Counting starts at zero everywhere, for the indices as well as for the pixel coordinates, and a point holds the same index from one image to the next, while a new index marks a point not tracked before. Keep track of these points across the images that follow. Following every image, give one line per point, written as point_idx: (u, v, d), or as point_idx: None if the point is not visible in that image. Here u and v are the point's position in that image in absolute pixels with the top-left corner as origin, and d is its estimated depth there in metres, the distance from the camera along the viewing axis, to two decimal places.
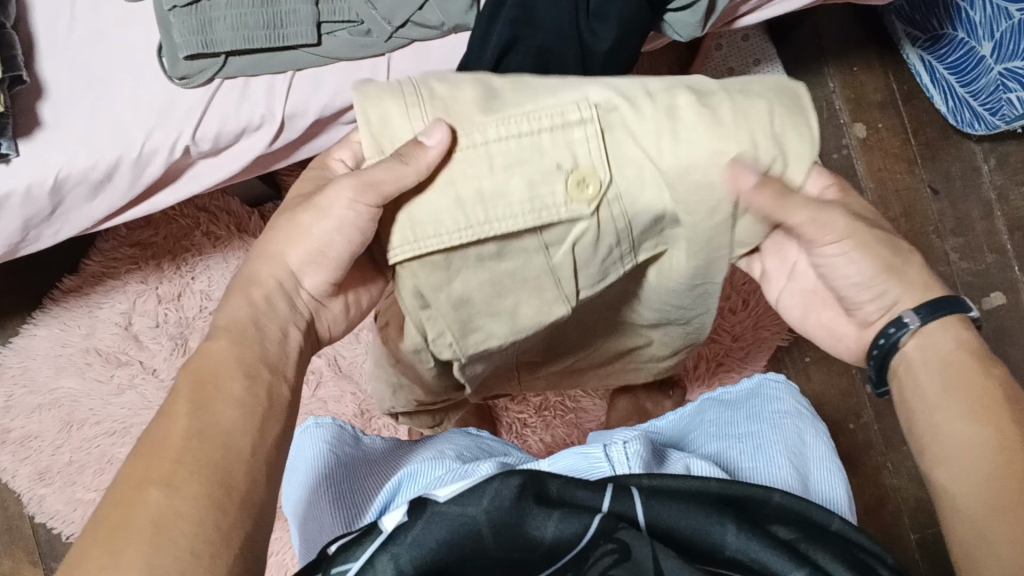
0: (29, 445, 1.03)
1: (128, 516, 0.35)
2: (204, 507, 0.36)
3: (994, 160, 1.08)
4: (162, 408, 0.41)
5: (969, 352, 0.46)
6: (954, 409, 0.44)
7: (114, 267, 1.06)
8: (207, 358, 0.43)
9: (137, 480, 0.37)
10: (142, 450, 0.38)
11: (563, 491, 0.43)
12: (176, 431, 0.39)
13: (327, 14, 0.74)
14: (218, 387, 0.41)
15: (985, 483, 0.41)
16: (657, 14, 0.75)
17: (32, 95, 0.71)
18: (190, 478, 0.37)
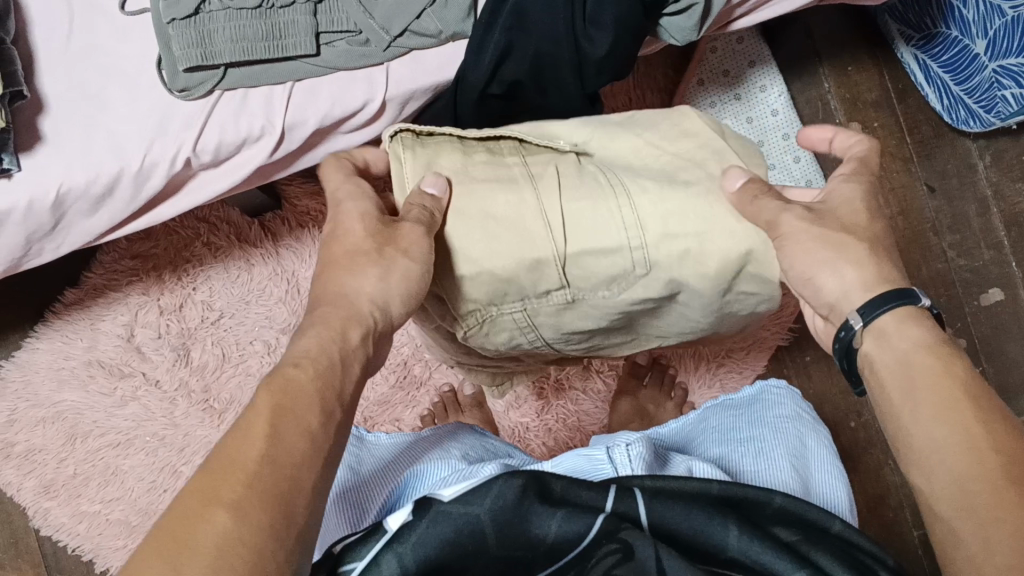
0: (34, 458, 1.03)
1: (192, 530, 0.35)
2: (263, 535, 0.36)
3: (989, 157, 1.08)
4: (237, 425, 0.41)
5: (928, 349, 0.48)
6: (921, 410, 0.46)
7: (116, 279, 1.05)
8: (283, 381, 0.44)
9: (202, 497, 0.37)
10: (211, 466, 0.38)
11: (566, 492, 0.44)
12: (249, 454, 0.39)
13: (325, 25, 0.75)
14: (292, 417, 0.42)
15: (954, 483, 0.43)
16: (652, 19, 0.76)
17: (33, 111, 0.71)
18: (257, 504, 0.37)
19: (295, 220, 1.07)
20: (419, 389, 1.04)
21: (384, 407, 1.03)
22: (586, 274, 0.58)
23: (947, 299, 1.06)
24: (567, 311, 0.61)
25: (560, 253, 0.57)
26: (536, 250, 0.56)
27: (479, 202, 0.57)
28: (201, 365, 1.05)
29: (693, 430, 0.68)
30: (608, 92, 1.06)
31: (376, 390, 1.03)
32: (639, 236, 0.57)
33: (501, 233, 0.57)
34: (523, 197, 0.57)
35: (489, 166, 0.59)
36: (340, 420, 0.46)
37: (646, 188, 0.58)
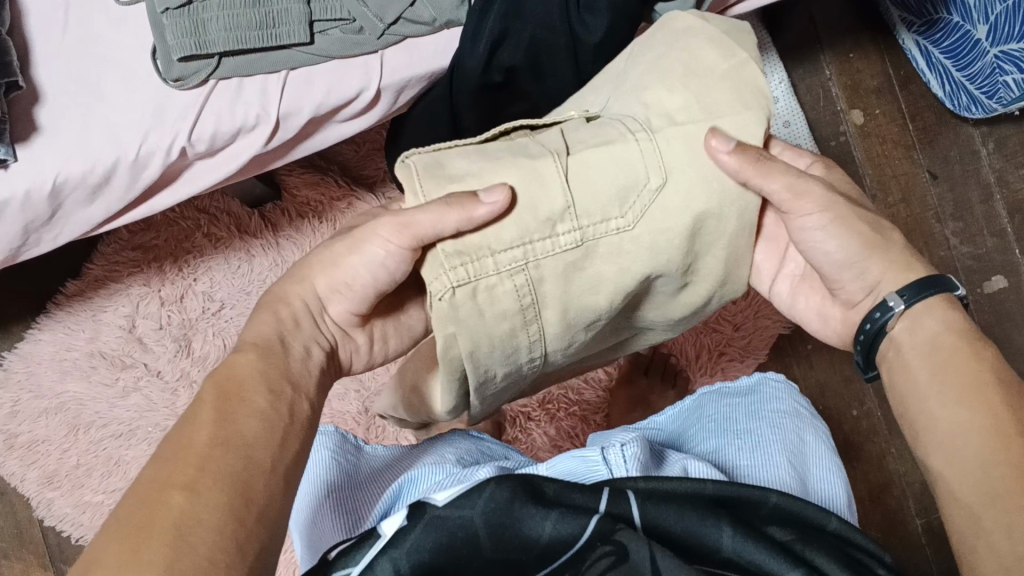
0: (37, 449, 1.04)
1: (150, 515, 0.36)
2: (224, 515, 0.37)
3: (992, 144, 1.08)
4: (184, 417, 0.42)
5: (953, 330, 0.49)
6: (944, 393, 0.47)
7: (117, 270, 1.06)
8: (233, 371, 0.45)
9: (160, 484, 0.37)
10: (167, 456, 0.39)
11: (559, 495, 0.44)
12: (202, 439, 0.40)
13: (319, 13, 0.75)
14: (241, 400, 0.43)
15: (979, 468, 0.44)
16: (647, 5, 0.76)
17: (29, 101, 0.71)
18: (211, 485, 0.38)
19: (295, 210, 1.07)
20: None
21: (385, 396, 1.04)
22: (608, 250, 0.51)
23: None
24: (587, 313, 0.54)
25: (578, 210, 0.50)
26: (549, 203, 0.49)
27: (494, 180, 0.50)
28: (202, 356, 1.05)
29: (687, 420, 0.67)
30: None
31: (378, 380, 1.04)
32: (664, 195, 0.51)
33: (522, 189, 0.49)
34: (546, 164, 0.50)
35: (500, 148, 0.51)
36: (295, 394, 0.47)
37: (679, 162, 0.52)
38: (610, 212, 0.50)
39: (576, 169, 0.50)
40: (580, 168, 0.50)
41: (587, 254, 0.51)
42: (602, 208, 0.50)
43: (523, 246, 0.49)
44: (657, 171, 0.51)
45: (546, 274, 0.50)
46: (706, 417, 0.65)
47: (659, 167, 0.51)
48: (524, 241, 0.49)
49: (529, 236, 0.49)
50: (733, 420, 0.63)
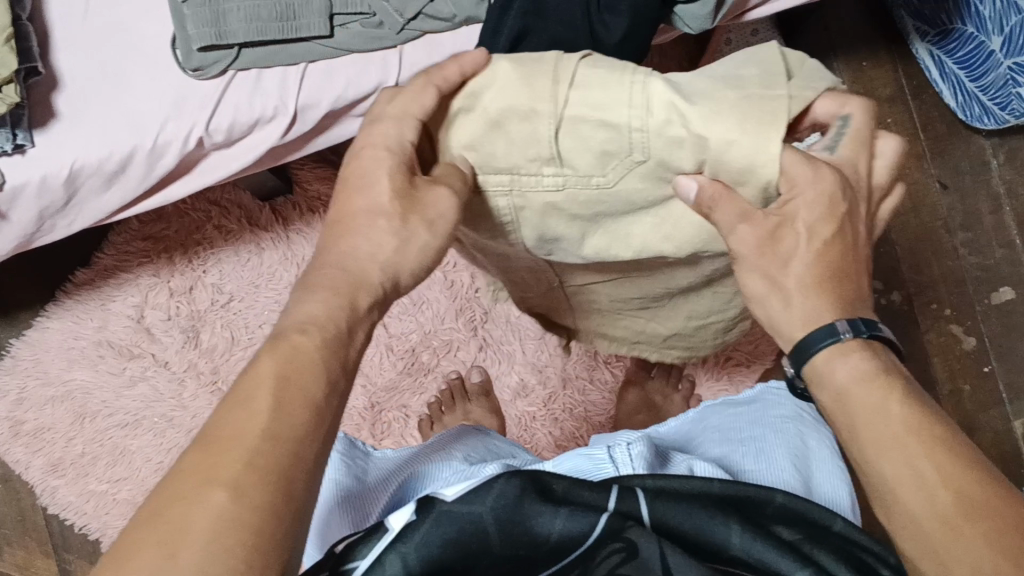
0: (42, 436, 1.04)
1: (182, 515, 0.34)
2: (264, 518, 0.35)
3: (1003, 155, 1.08)
4: (233, 392, 0.39)
5: (865, 378, 0.44)
6: (875, 449, 0.43)
7: (127, 260, 1.06)
8: (288, 349, 0.41)
9: (198, 478, 0.35)
10: (207, 442, 0.37)
11: (568, 492, 0.45)
12: (251, 430, 0.37)
13: (340, 7, 0.75)
14: (295, 388, 0.40)
15: (944, 530, 0.39)
16: (666, 7, 0.76)
17: (48, 87, 0.72)
18: (258, 485, 0.35)
19: (307, 205, 1.07)
20: (427, 376, 1.04)
21: (391, 392, 1.04)
22: (588, 200, 0.54)
23: (958, 297, 1.06)
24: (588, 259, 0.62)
25: (566, 166, 0.52)
26: (537, 150, 0.51)
27: (507, 122, 0.51)
28: (209, 347, 1.05)
29: (691, 429, 0.67)
30: None
31: (384, 376, 1.04)
32: (647, 169, 0.50)
33: (513, 140, 0.52)
34: (540, 105, 0.49)
35: (523, 80, 0.50)
36: (345, 390, 0.43)
37: (666, 152, 0.49)
38: (591, 172, 0.52)
39: (567, 131, 0.50)
40: (571, 126, 0.50)
41: (568, 198, 0.54)
42: (582, 167, 0.52)
43: (512, 176, 0.54)
44: (639, 152, 0.50)
45: (529, 203, 0.56)
46: (711, 428, 0.65)
47: (642, 149, 0.49)
48: (513, 173, 0.54)
49: (519, 175, 0.54)
50: (739, 425, 0.63)
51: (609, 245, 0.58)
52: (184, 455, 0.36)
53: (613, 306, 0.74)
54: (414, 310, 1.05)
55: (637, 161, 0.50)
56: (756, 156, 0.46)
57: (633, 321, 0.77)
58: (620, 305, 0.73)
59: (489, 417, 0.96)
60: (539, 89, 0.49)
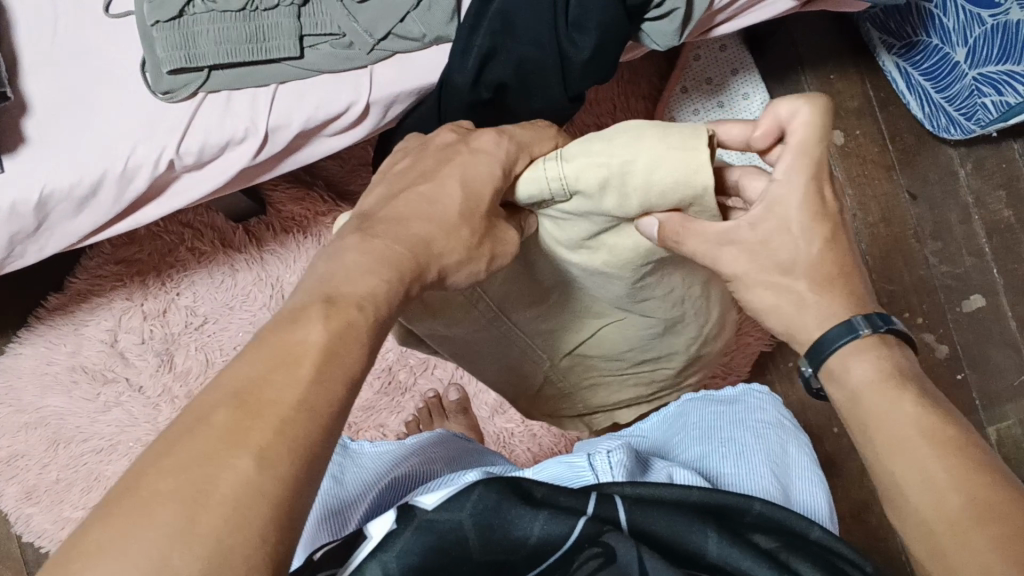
0: (16, 463, 1.03)
1: (211, 479, 0.31)
2: (286, 495, 0.32)
3: (971, 164, 1.10)
4: (266, 354, 0.36)
5: (872, 382, 0.45)
6: (887, 450, 0.43)
7: (100, 284, 1.05)
8: (341, 317, 0.39)
9: (232, 438, 0.32)
10: (242, 402, 0.34)
11: (546, 497, 0.45)
12: (288, 398, 0.34)
13: (309, 28, 0.75)
14: (339, 361, 0.37)
15: (945, 524, 0.40)
16: (633, 23, 0.77)
17: (17, 113, 0.71)
18: (289, 457, 0.33)
19: (280, 225, 1.07)
20: (404, 395, 1.04)
21: (368, 412, 1.03)
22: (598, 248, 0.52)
23: (930, 305, 1.07)
24: (560, 312, 0.64)
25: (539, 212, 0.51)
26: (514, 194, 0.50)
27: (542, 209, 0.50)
28: (184, 371, 1.05)
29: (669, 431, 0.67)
30: (593, 98, 1.07)
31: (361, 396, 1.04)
32: (574, 205, 0.47)
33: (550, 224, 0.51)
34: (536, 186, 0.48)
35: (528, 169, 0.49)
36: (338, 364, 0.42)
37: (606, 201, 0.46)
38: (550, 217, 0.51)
39: (524, 185, 0.48)
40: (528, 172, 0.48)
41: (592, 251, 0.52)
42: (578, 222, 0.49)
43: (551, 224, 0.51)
44: (561, 188, 0.46)
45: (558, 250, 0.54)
46: (690, 429, 0.65)
47: (561, 182, 0.46)
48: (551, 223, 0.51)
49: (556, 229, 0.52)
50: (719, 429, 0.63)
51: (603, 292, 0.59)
52: (213, 405, 0.34)
53: (607, 367, 0.74)
54: None
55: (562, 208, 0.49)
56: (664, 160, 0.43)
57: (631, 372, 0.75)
58: (609, 363, 0.73)
59: (467, 436, 0.96)
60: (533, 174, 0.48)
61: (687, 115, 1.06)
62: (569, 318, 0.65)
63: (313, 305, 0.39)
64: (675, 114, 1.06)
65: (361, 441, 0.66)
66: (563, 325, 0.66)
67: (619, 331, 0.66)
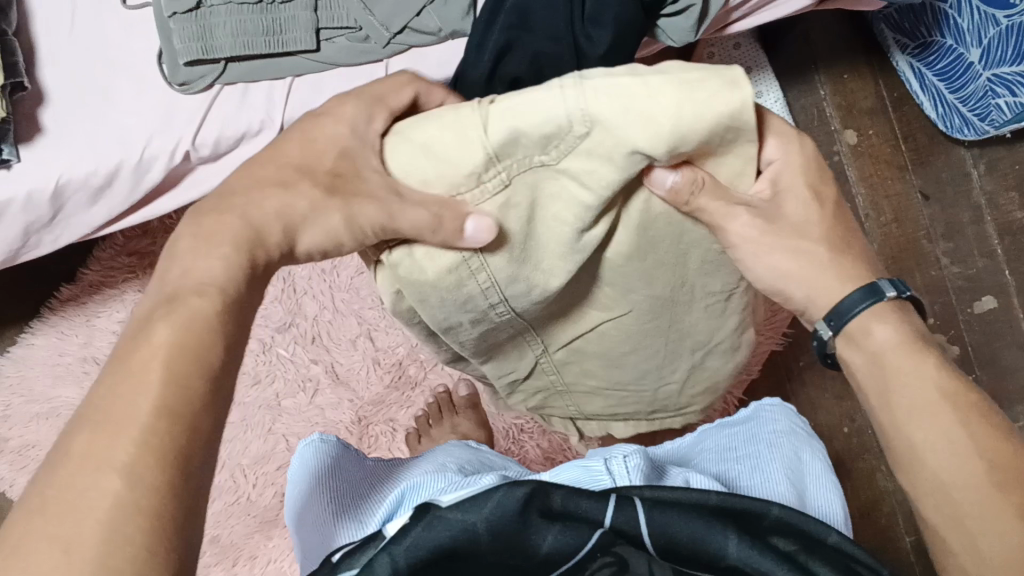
0: (27, 453, 1.04)
1: (74, 499, 0.33)
2: (163, 501, 0.34)
3: (983, 166, 1.08)
4: (117, 368, 0.37)
5: (900, 346, 0.49)
6: (909, 416, 0.48)
7: (112, 275, 1.06)
8: (185, 314, 0.40)
9: (91, 459, 0.34)
10: (94, 422, 0.35)
11: (566, 501, 0.44)
12: (143, 407, 0.35)
13: (326, 21, 0.75)
14: (190, 355, 0.38)
15: (967, 488, 0.45)
16: (649, 19, 0.77)
17: (34, 102, 0.72)
18: (153, 465, 0.34)
19: None
20: (414, 389, 1.04)
21: (378, 406, 1.04)
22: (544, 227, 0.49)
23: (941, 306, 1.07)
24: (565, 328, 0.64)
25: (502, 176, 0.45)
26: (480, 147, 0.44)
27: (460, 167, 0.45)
28: None
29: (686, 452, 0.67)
30: None
31: (372, 390, 1.04)
32: (593, 144, 0.43)
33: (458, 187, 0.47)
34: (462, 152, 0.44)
35: (451, 128, 0.44)
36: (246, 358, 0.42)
37: (597, 156, 0.43)
38: (535, 176, 0.46)
39: (501, 121, 0.42)
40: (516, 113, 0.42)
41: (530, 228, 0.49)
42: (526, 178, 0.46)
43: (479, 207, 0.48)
44: (583, 121, 0.42)
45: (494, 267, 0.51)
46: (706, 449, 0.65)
47: (583, 116, 0.41)
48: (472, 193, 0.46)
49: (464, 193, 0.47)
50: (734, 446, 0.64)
51: (609, 295, 0.59)
52: (72, 433, 0.35)
53: (608, 368, 0.71)
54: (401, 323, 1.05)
55: (555, 163, 0.44)
56: (709, 106, 0.41)
57: (633, 377, 0.72)
58: (625, 379, 0.73)
59: (477, 430, 0.96)
60: (452, 137, 0.44)
61: None
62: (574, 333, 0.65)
63: (154, 311, 0.40)
64: None
65: (371, 456, 0.65)
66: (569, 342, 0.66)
67: (623, 348, 0.66)
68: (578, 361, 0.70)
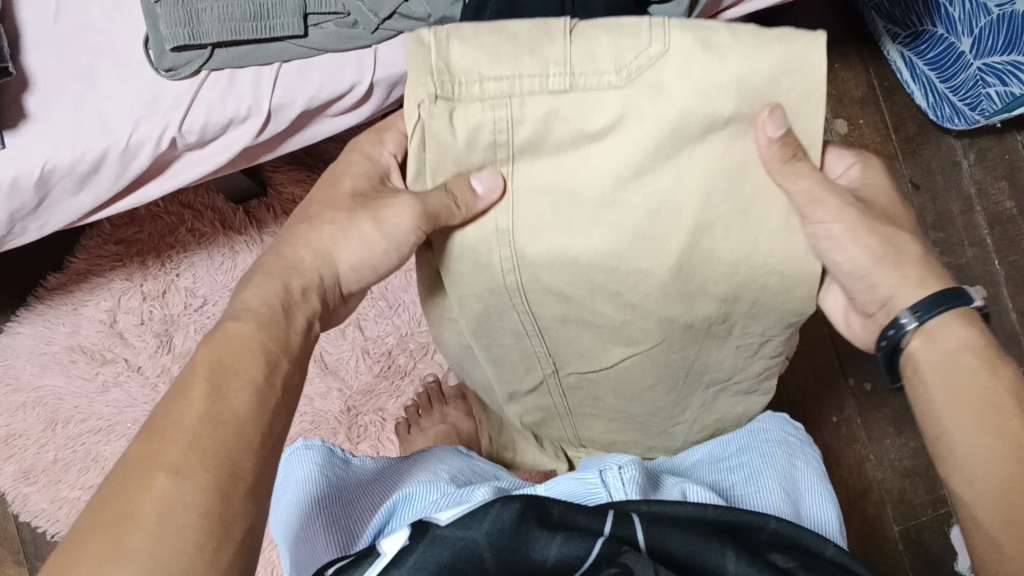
0: (13, 443, 1.03)
1: (132, 501, 0.36)
2: (210, 502, 0.37)
3: (973, 155, 1.10)
4: (176, 384, 0.41)
5: (973, 351, 0.49)
6: (958, 414, 0.48)
7: (99, 264, 1.05)
8: (228, 337, 0.44)
9: (146, 465, 0.37)
10: (152, 430, 0.39)
11: (565, 516, 0.45)
12: (190, 414, 0.39)
13: (314, 6, 0.74)
14: (234, 374, 0.42)
15: (1003, 491, 0.45)
16: (641, 6, 0.76)
17: (19, 88, 0.71)
18: (200, 469, 0.38)
19: (280, 207, 1.06)
20: (403, 379, 1.04)
21: (368, 395, 1.03)
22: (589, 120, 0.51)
23: None
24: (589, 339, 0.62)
25: (511, 138, 0.52)
26: (545, 50, 0.50)
27: (491, 96, 0.51)
28: (184, 352, 1.04)
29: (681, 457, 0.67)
30: None
31: (361, 379, 1.03)
32: (670, 57, 0.49)
33: (469, 119, 0.51)
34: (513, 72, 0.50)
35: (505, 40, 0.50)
36: (290, 369, 0.46)
37: (674, 82, 0.50)
38: (558, 107, 0.51)
39: (581, 36, 0.50)
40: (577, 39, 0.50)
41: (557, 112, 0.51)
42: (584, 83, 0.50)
43: (509, 80, 0.50)
44: (660, 36, 0.49)
45: (525, 115, 0.51)
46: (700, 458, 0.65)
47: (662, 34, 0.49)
48: (509, 79, 0.50)
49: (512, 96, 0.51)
50: (727, 455, 0.63)
51: (646, 298, 0.57)
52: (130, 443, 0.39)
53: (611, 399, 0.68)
54: (390, 312, 1.05)
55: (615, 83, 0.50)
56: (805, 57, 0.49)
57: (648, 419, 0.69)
58: (637, 410, 0.68)
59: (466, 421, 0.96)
60: (515, 53, 0.50)
61: None
62: (603, 341, 0.62)
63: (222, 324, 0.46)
64: None
65: (361, 455, 0.65)
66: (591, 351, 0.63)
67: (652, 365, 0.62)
68: (589, 388, 0.67)
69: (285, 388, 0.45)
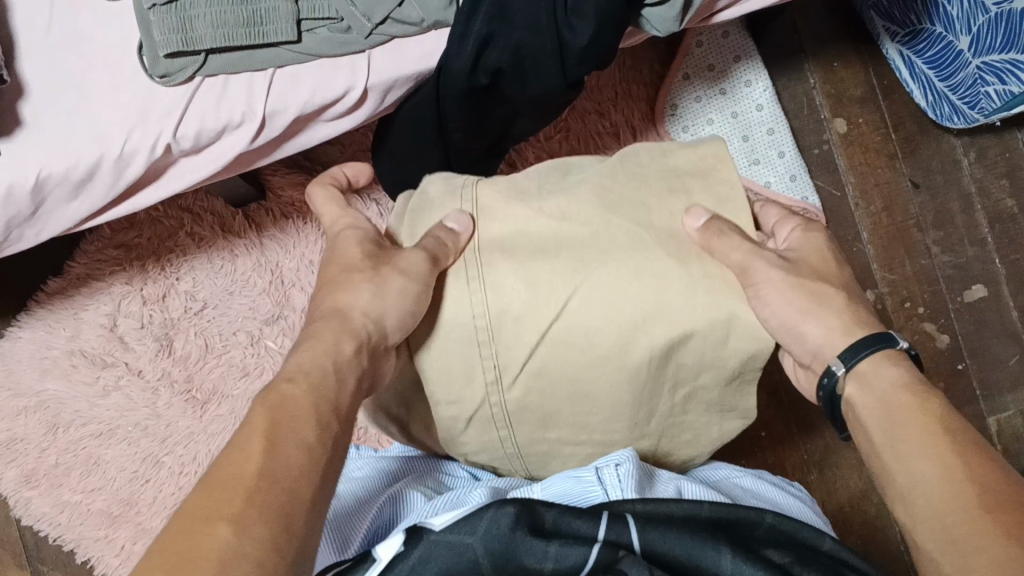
0: (15, 447, 1.03)
1: (194, 547, 0.39)
2: (264, 550, 0.40)
3: (973, 154, 1.09)
4: (231, 445, 0.46)
5: (908, 386, 0.53)
6: (905, 442, 0.51)
7: (99, 269, 1.05)
8: (275, 400, 0.49)
9: (204, 516, 0.41)
10: (210, 485, 0.43)
11: (559, 522, 0.46)
12: (246, 470, 0.44)
13: (307, 11, 0.74)
14: (287, 434, 0.47)
15: (943, 511, 0.47)
16: (634, 9, 0.76)
17: (13, 96, 0.71)
18: (257, 520, 0.41)
19: (280, 211, 1.07)
20: None
21: None
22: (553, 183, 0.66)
23: (931, 296, 1.06)
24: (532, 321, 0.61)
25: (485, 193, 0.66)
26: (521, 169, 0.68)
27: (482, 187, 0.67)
28: (184, 356, 1.05)
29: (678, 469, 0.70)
30: (593, 83, 1.06)
31: None
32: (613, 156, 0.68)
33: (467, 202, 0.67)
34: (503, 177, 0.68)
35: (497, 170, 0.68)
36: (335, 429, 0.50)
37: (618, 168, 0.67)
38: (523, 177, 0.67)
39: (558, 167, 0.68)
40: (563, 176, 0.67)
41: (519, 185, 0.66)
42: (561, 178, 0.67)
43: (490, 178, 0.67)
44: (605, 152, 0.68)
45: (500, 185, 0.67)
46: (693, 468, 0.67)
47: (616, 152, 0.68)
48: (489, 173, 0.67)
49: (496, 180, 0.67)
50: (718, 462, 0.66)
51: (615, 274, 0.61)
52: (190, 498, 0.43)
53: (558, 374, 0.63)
54: None
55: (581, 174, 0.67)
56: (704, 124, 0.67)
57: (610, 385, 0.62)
58: (596, 424, 0.63)
59: None
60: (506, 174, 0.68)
61: (688, 102, 1.07)
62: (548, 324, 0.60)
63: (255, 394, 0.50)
64: (676, 101, 1.07)
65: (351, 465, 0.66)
66: (543, 337, 0.60)
67: (616, 340, 0.60)
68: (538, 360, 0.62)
69: (332, 448, 0.50)
